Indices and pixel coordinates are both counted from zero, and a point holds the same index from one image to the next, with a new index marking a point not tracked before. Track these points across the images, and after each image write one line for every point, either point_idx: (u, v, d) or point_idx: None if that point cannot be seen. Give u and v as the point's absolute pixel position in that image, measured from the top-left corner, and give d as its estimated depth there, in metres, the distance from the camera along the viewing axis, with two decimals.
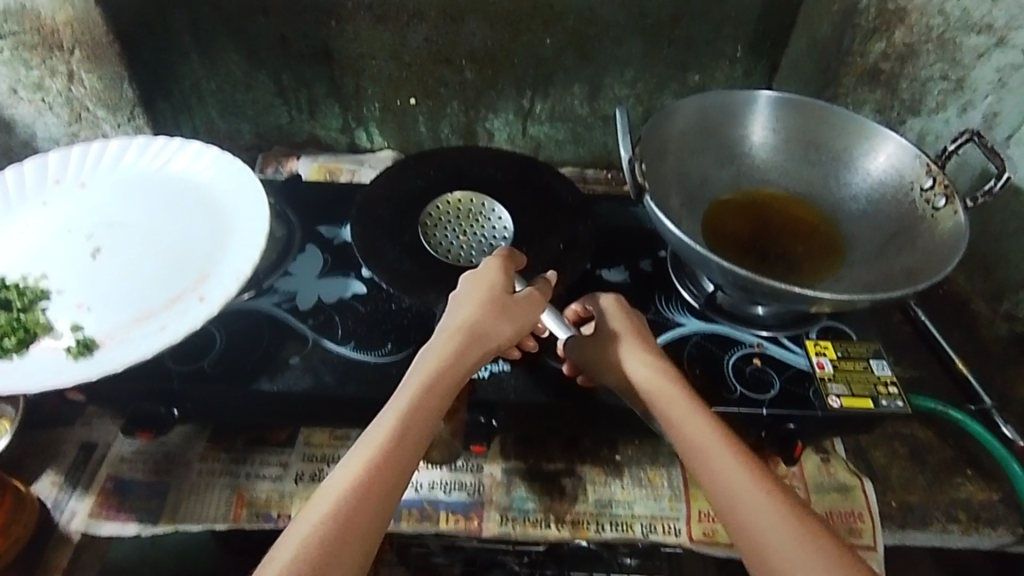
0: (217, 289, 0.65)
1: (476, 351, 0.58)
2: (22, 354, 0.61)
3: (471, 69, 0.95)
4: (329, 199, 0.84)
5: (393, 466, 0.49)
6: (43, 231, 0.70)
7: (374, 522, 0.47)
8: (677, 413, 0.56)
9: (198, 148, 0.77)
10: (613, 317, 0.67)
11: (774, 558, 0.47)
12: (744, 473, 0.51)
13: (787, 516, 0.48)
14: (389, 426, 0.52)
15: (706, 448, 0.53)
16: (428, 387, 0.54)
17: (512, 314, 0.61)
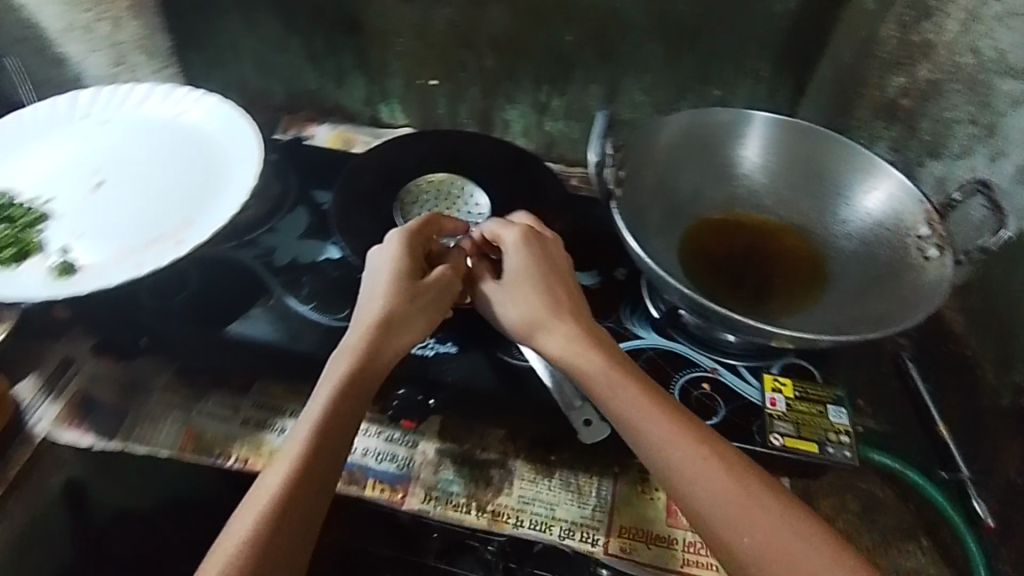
0: (193, 237, 0.68)
1: (400, 338, 0.61)
2: (16, 268, 0.67)
3: (492, 57, 0.96)
4: (329, 166, 0.87)
5: (331, 443, 0.55)
6: (61, 159, 0.77)
7: (325, 480, 0.54)
8: (613, 380, 0.58)
9: (213, 102, 0.81)
10: (519, 244, 0.65)
11: (717, 523, 0.51)
12: (683, 443, 0.54)
13: (723, 480, 0.52)
14: (305, 430, 0.55)
15: (645, 423, 0.55)
16: (348, 385, 0.57)
17: (422, 298, 0.63)
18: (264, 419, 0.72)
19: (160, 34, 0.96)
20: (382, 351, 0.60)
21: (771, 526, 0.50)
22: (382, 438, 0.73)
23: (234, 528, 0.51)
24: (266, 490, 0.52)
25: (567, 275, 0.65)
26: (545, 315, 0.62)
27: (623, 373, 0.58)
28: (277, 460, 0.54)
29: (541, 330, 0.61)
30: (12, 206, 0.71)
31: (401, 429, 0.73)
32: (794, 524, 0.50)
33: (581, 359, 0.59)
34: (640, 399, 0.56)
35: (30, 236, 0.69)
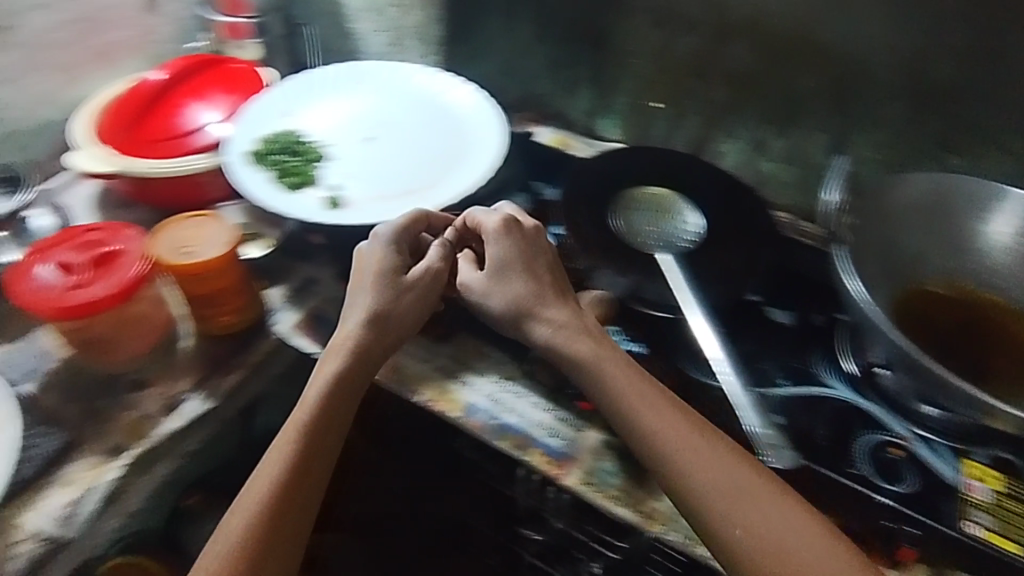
0: (438, 204, 0.79)
1: (389, 318, 0.71)
2: (294, 192, 0.79)
3: (723, 89, 0.99)
4: (552, 161, 0.94)
5: (332, 415, 0.65)
6: (344, 112, 0.90)
7: (333, 439, 0.64)
8: (615, 386, 0.65)
9: (473, 91, 0.91)
10: (497, 239, 0.73)
11: (711, 504, 0.58)
12: (682, 447, 0.60)
13: (723, 480, 0.58)
14: (308, 402, 0.65)
15: (649, 428, 0.62)
16: (349, 369, 0.67)
17: (403, 292, 0.71)
18: None
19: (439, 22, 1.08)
20: (379, 334, 0.70)
21: (772, 525, 0.56)
22: (553, 415, 0.76)
23: (248, 491, 0.59)
24: (274, 458, 0.61)
25: (550, 273, 0.73)
26: (518, 316, 0.70)
27: (608, 378, 0.65)
28: (286, 428, 0.63)
29: (527, 319, 0.70)
30: (303, 142, 0.85)
31: (574, 411, 0.76)
32: (792, 521, 0.56)
33: (588, 360, 0.66)
34: (630, 395, 0.64)
35: (312, 169, 0.82)
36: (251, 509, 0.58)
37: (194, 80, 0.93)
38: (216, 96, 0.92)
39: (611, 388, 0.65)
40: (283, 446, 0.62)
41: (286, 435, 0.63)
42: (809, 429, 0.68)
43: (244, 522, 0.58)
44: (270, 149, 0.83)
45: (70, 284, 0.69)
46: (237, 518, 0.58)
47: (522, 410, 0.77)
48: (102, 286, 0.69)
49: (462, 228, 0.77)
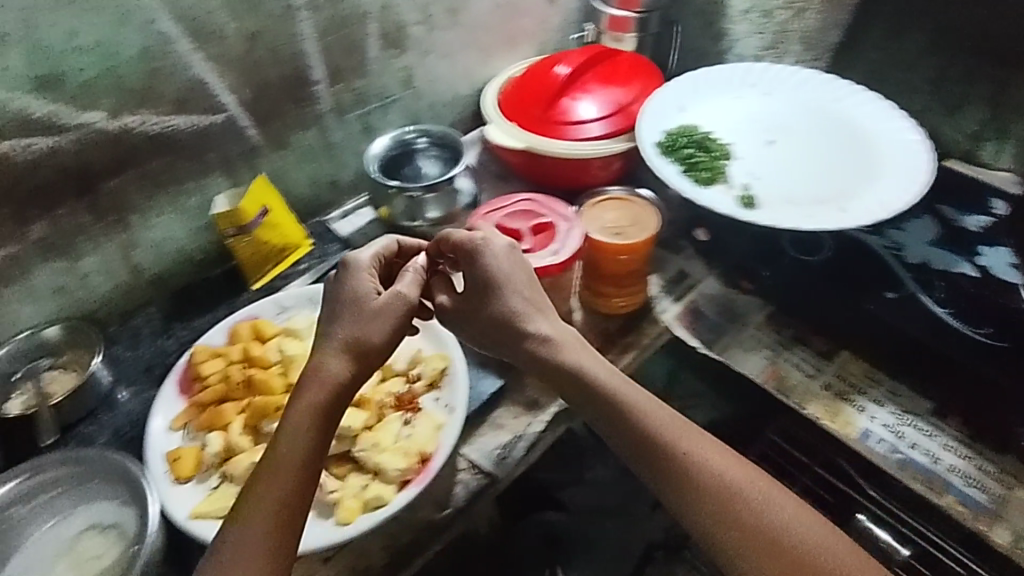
0: (860, 217, 0.75)
1: (376, 338, 0.58)
2: (705, 186, 0.81)
3: None
4: (958, 187, 0.86)
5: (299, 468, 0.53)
6: (746, 114, 0.91)
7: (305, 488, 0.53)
8: (558, 343, 0.61)
9: (892, 110, 0.86)
10: (461, 250, 0.64)
11: (737, 507, 0.53)
12: (591, 383, 0.59)
13: (644, 416, 0.57)
14: (298, 437, 0.54)
15: (635, 410, 0.57)
16: (319, 418, 0.55)
17: (371, 318, 0.59)
18: (846, 391, 0.76)
19: (832, 29, 1.02)
20: (359, 356, 0.58)
21: (758, 505, 0.53)
22: (970, 463, 0.70)
23: (247, 522, 0.51)
24: (279, 490, 0.52)
25: (511, 275, 0.63)
26: (502, 332, 0.62)
27: (517, 321, 0.61)
28: (274, 469, 0.53)
29: (548, 342, 0.61)
30: (710, 137, 0.86)
31: (995, 463, 0.70)
32: (746, 485, 0.54)
33: (550, 340, 0.61)
34: (633, 398, 0.58)
35: (722, 166, 0.83)
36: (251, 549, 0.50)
37: (601, 67, 0.97)
38: (616, 85, 0.95)
39: (534, 342, 0.61)
40: (276, 482, 0.52)
41: (279, 470, 0.53)
42: None
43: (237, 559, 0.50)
44: (679, 141, 0.85)
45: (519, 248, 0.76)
46: (235, 554, 0.50)
47: (931, 450, 0.71)
48: (547, 253, 0.75)
49: (434, 246, 0.66)
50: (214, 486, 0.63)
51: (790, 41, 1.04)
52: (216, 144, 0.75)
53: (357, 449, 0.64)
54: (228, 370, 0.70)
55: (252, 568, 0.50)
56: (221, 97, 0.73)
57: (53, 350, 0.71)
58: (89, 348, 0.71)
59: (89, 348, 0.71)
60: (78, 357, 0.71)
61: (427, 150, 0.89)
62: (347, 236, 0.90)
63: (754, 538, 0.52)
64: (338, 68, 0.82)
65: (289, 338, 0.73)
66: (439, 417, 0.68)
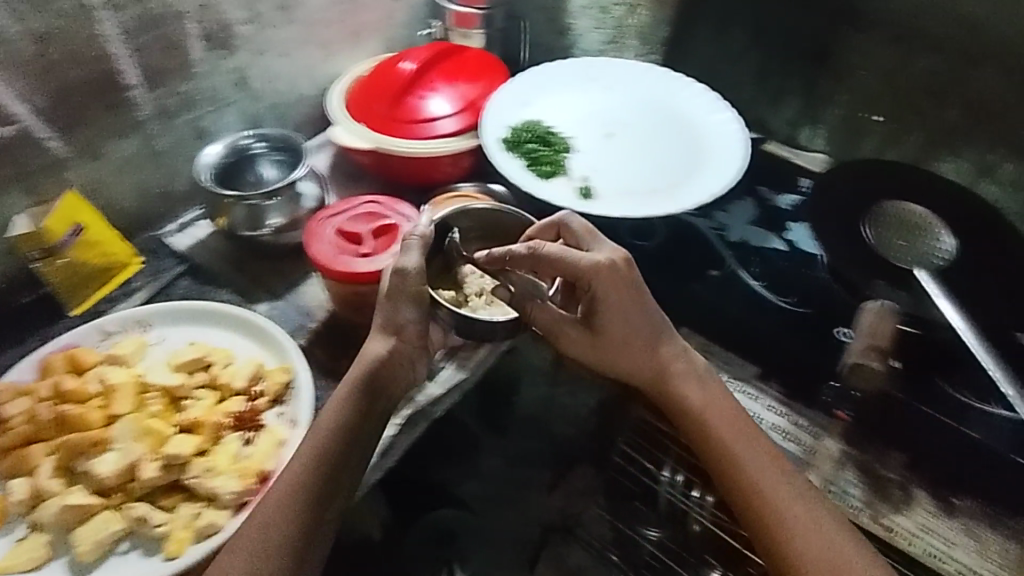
0: (690, 197, 0.81)
1: (403, 314, 0.66)
2: (547, 180, 0.84)
3: (955, 111, 0.97)
4: (772, 171, 0.96)
5: (339, 431, 0.61)
6: (584, 109, 0.93)
7: (331, 452, 0.60)
8: (671, 370, 0.69)
9: (709, 97, 0.93)
10: (616, 321, 0.68)
11: (753, 498, 0.61)
12: (704, 429, 0.66)
13: (750, 477, 0.62)
14: (333, 409, 0.62)
15: (710, 413, 0.66)
16: (359, 400, 0.63)
17: (406, 321, 0.67)
18: None
19: (661, 24, 1.11)
20: (409, 344, 0.67)
21: (790, 532, 0.58)
22: (789, 420, 0.79)
23: (285, 478, 0.59)
24: (323, 446, 0.60)
25: (645, 300, 0.69)
26: (631, 342, 0.69)
27: (664, 365, 0.69)
28: (316, 442, 0.60)
29: (653, 336, 0.69)
30: (553, 135, 0.89)
31: (806, 417, 0.79)
32: (780, 502, 0.60)
33: (682, 353, 0.70)
34: (707, 398, 0.67)
35: (563, 160, 0.86)
36: (254, 528, 0.56)
37: (450, 63, 0.95)
38: (457, 84, 0.93)
39: (670, 357, 0.69)
40: (322, 435, 0.61)
41: (330, 429, 0.61)
42: None
43: (275, 524, 0.56)
44: (522, 137, 0.88)
45: (358, 252, 0.73)
46: (267, 524, 0.56)
47: (755, 410, 0.80)
48: (389, 256, 0.73)
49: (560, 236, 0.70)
50: (22, 535, 0.58)
51: (628, 36, 1.14)
52: (11, 158, 0.69)
53: (188, 477, 0.60)
54: (36, 407, 0.63)
55: (268, 530, 0.56)
56: (12, 108, 0.67)
57: (461, 219, 0.74)
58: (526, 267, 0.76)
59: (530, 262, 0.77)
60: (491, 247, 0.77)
61: (250, 169, 0.83)
62: (184, 250, 0.82)
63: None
64: (156, 72, 0.76)
65: (112, 367, 0.67)
66: (282, 433, 0.65)
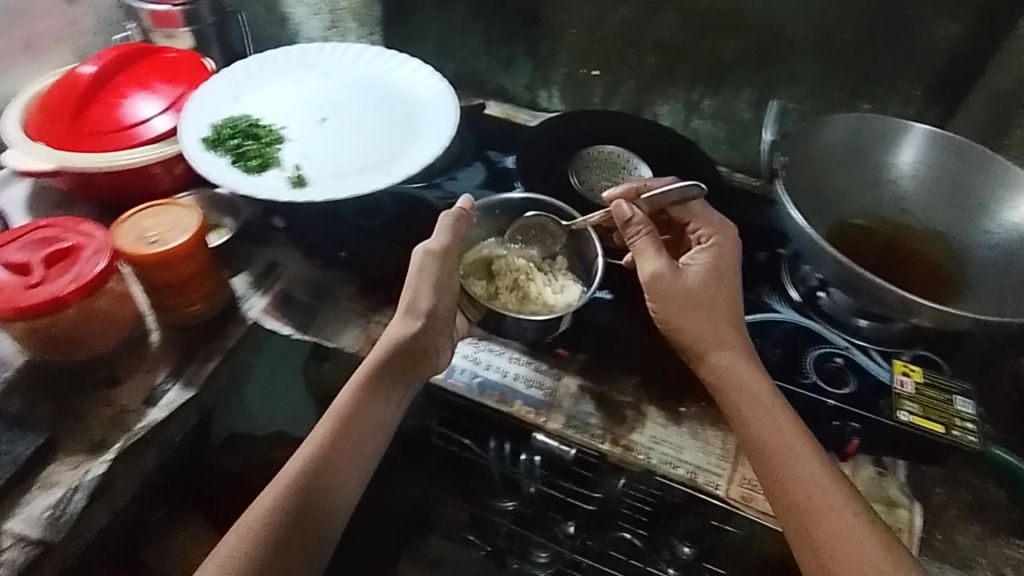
0: (402, 168, 0.83)
1: (419, 304, 0.70)
2: (256, 173, 0.80)
3: (655, 56, 1.04)
4: (501, 133, 0.99)
5: (356, 418, 0.66)
6: (296, 96, 0.92)
7: (350, 439, 0.65)
8: (755, 389, 0.66)
9: (418, 65, 0.94)
10: (699, 282, 0.71)
11: (821, 529, 0.59)
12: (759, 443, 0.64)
13: (789, 478, 0.62)
14: (355, 396, 0.67)
15: (754, 412, 0.65)
16: (369, 377, 0.68)
17: (421, 313, 0.70)
18: None
19: (374, 4, 1.08)
20: (435, 330, 0.71)
21: (819, 538, 0.58)
22: (533, 367, 0.83)
23: (297, 458, 0.63)
24: (330, 426, 0.65)
25: (716, 275, 0.72)
26: (700, 310, 0.70)
27: (726, 371, 0.67)
28: (329, 419, 0.66)
29: (711, 341, 0.69)
30: (261, 127, 0.86)
31: (550, 361, 0.83)
32: (823, 509, 0.59)
33: (761, 375, 0.67)
34: (755, 404, 0.66)
35: (272, 151, 0.83)
36: (254, 516, 0.59)
37: (138, 66, 0.88)
38: (149, 86, 0.86)
39: (745, 378, 0.67)
40: (355, 421, 0.66)
41: (342, 420, 0.65)
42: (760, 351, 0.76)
43: (261, 525, 0.59)
44: (225, 133, 0.83)
45: (26, 282, 0.66)
46: (274, 496, 0.61)
47: (502, 365, 0.83)
48: (66, 279, 0.67)
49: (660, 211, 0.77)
50: None
51: (346, 19, 1.10)
52: None
53: None
54: None
55: (276, 519, 0.59)
56: None
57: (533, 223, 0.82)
58: (546, 260, 0.82)
59: (557, 261, 0.82)
60: (557, 253, 0.82)
61: None
62: None
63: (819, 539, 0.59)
64: None
65: None
66: None
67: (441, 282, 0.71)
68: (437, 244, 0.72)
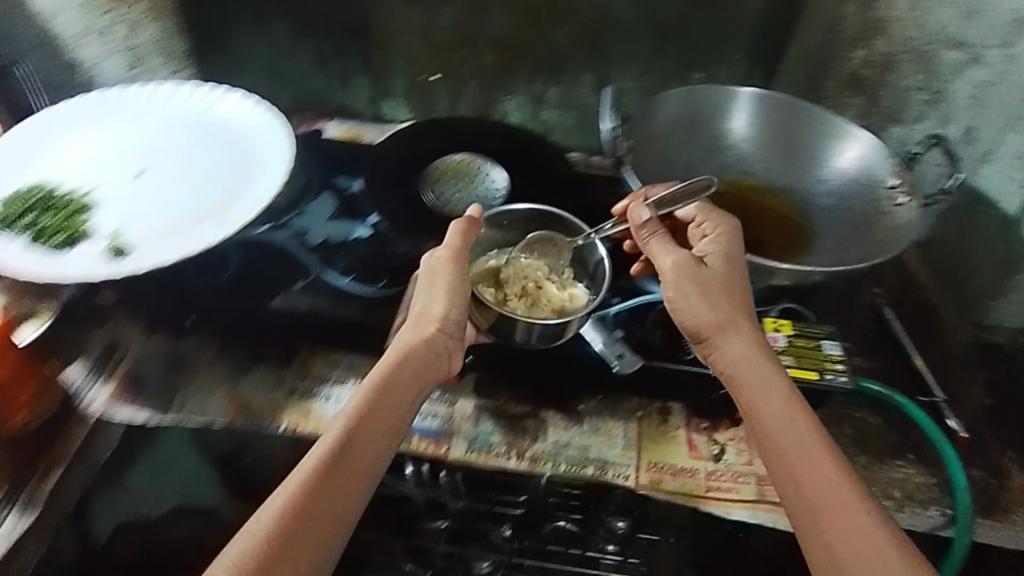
0: (237, 213, 0.75)
1: (432, 305, 0.66)
2: (64, 251, 0.70)
3: (491, 53, 1.02)
4: (347, 155, 0.93)
5: (367, 429, 0.58)
6: (100, 152, 0.81)
7: (362, 458, 0.57)
8: (766, 373, 0.62)
9: (238, 97, 0.87)
10: (720, 261, 0.67)
11: (832, 527, 0.53)
12: (770, 433, 0.59)
13: (801, 471, 0.56)
14: (368, 400, 0.59)
15: (764, 396, 0.61)
16: (381, 378, 0.61)
17: (433, 322, 0.66)
18: (308, 387, 0.76)
19: (177, 35, 1.01)
20: (446, 332, 0.66)
21: (833, 538, 0.53)
22: (424, 398, 0.79)
23: (299, 471, 0.55)
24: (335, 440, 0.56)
25: (730, 254, 0.68)
26: (712, 285, 0.66)
27: (738, 354, 0.63)
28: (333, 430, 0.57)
29: (722, 318, 0.65)
30: (61, 196, 0.75)
31: (440, 388, 0.79)
32: (839, 503, 0.54)
33: (771, 359, 0.63)
34: (761, 386, 0.61)
35: (79, 221, 0.73)
36: (253, 532, 0.51)
37: None
38: None
39: (754, 359, 0.63)
40: (364, 434, 0.58)
41: (352, 431, 0.57)
42: (639, 336, 0.80)
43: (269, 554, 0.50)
44: (18, 212, 0.72)
45: None
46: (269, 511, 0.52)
47: None
48: None
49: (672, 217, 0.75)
50: None
51: (148, 54, 1.00)
52: None
53: None
54: None
55: (274, 547, 0.50)
56: None
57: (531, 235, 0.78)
58: (553, 271, 0.77)
59: (564, 274, 0.77)
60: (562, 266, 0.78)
61: None
62: None
63: (830, 541, 0.53)
64: None
65: None
66: None
67: (457, 290, 0.67)
68: (447, 247, 0.68)
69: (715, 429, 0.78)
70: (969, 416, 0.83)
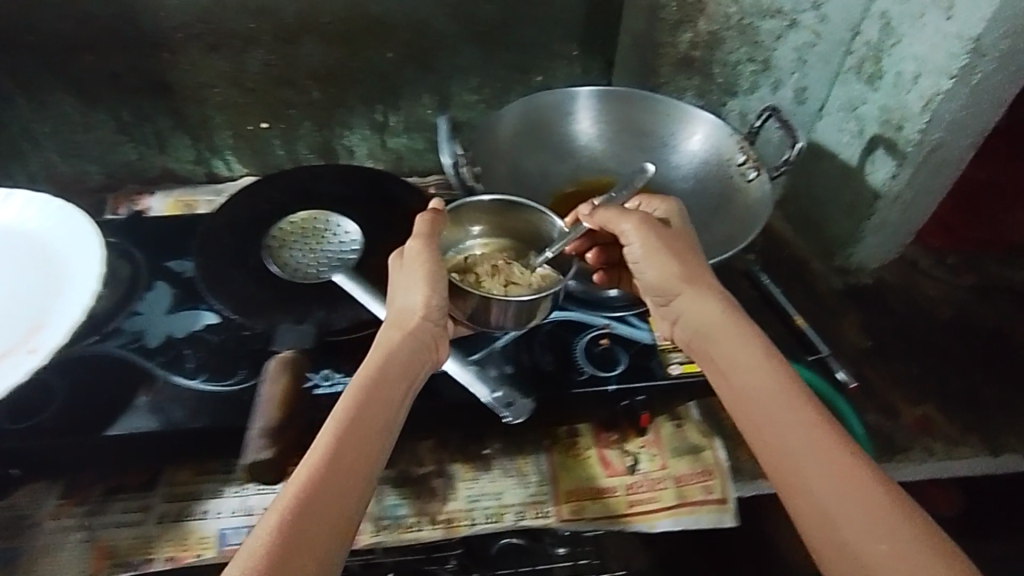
0: (47, 339, 0.63)
1: (409, 300, 0.60)
2: None
3: (317, 88, 0.94)
4: (176, 232, 0.83)
5: (358, 433, 0.49)
6: None
7: (358, 468, 0.47)
8: (742, 330, 0.56)
9: (24, 197, 0.75)
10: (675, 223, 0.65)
11: (823, 482, 0.45)
12: (753, 385, 0.52)
13: (787, 421, 0.49)
14: (361, 399, 0.51)
15: (745, 352, 0.54)
16: (373, 377, 0.53)
17: (417, 317, 0.59)
18: (180, 509, 0.68)
19: None
20: (429, 321, 0.60)
21: (825, 497, 0.45)
22: None
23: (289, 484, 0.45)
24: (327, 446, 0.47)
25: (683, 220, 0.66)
26: (679, 247, 0.63)
27: (716, 312, 0.58)
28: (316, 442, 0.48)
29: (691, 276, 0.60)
30: None
31: None
32: (830, 454, 0.46)
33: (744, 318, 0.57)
34: (737, 340, 0.55)
35: None
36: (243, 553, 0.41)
37: None
38: None
39: (730, 316, 0.57)
40: (356, 438, 0.48)
41: (340, 441, 0.48)
42: (533, 364, 0.73)
43: None
44: None
45: None
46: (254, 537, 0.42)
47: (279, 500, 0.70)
48: None
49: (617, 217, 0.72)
50: None
51: None
52: None
53: None
54: None
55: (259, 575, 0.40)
56: None
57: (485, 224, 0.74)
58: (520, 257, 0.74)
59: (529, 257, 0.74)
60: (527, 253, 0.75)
61: None
62: None
63: (819, 490, 0.45)
64: None
65: None
66: None
67: (439, 269, 0.62)
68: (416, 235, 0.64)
69: (625, 439, 0.76)
70: (852, 360, 0.86)
